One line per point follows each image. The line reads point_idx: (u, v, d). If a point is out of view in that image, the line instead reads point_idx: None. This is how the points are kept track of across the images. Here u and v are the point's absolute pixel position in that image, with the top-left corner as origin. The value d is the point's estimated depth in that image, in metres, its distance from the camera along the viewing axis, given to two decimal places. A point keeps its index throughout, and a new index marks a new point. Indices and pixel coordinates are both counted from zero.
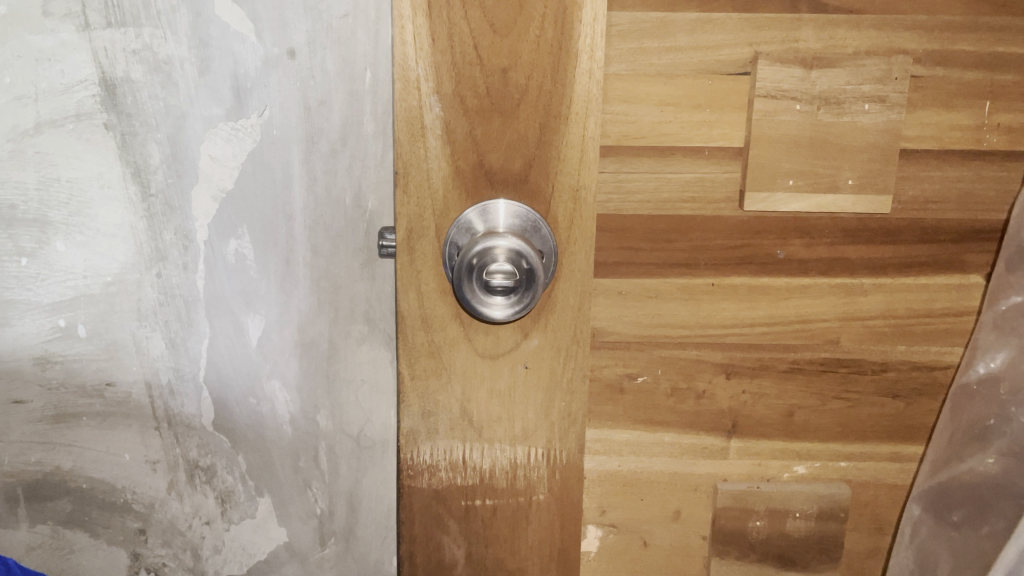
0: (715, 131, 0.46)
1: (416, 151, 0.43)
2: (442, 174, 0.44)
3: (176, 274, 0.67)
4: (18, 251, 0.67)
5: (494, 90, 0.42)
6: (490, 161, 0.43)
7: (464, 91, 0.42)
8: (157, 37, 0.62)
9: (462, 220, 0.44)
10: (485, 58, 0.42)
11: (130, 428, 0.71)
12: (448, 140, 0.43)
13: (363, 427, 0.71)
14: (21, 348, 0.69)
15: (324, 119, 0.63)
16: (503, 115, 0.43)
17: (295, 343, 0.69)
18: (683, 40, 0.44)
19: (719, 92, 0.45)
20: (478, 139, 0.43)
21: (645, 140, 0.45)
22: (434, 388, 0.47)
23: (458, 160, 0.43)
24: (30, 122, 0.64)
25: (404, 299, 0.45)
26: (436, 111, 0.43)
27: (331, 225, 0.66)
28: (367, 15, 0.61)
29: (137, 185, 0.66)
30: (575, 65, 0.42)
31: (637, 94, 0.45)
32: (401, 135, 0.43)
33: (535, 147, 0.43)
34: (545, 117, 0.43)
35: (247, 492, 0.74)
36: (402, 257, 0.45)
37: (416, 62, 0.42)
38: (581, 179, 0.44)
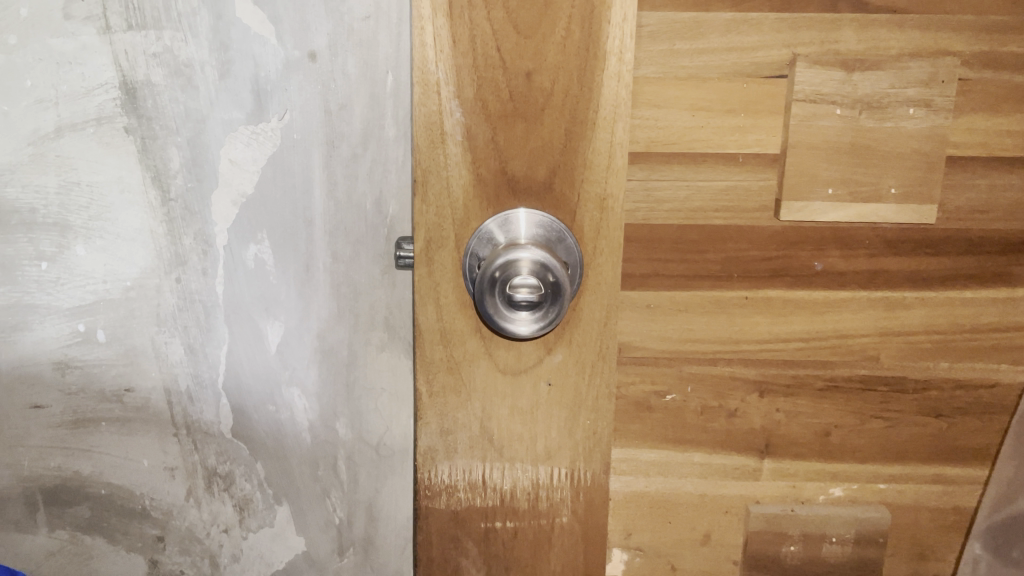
0: (749, 138, 0.43)
1: (436, 157, 0.42)
2: (463, 182, 0.42)
3: (195, 279, 0.66)
4: (38, 255, 0.67)
5: (518, 94, 0.41)
6: (513, 168, 0.42)
7: (485, 94, 0.41)
8: (178, 40, 0.61)
9: (483, 231, 0.43)
10: (508, 61, 0.40)
11: (149, 434, 0.71)
12: (470, 146, 0.42)
13: (383, 436, 0.70)
14: (41, 352, 0.69)
15: (345, 123, 0.62)
16: (527, 120, 0.41)
17: (314, 350, 0.67)
18: (716, 42, 0.42)
19: (754, 95, 0.43)
20: (500, 146, 0.42)
21: (676, 146, 0.43)
22: (454, 404, 0.46)
23: (480, 167, 0.42)
24: (50, 125, 0.64)
25: (422, 312, 0.44)
26: (456, 117, 0.41)
27: (352, 230, 0.65)
28: (389, 16, 0.60)
29: (157, 189, 0.65)
30: (602, 69, 0.40)
31: (666, 98, 0.43)
32: (420, 140, 0.42)
33: (560, 154, 0.42)
34: (571, 123, 0.41)
35: (265, 501, 0.72)
36: (420, 268, 0.43)
37: (436, 64, 0.40)
38: (609, 187, 0.42)
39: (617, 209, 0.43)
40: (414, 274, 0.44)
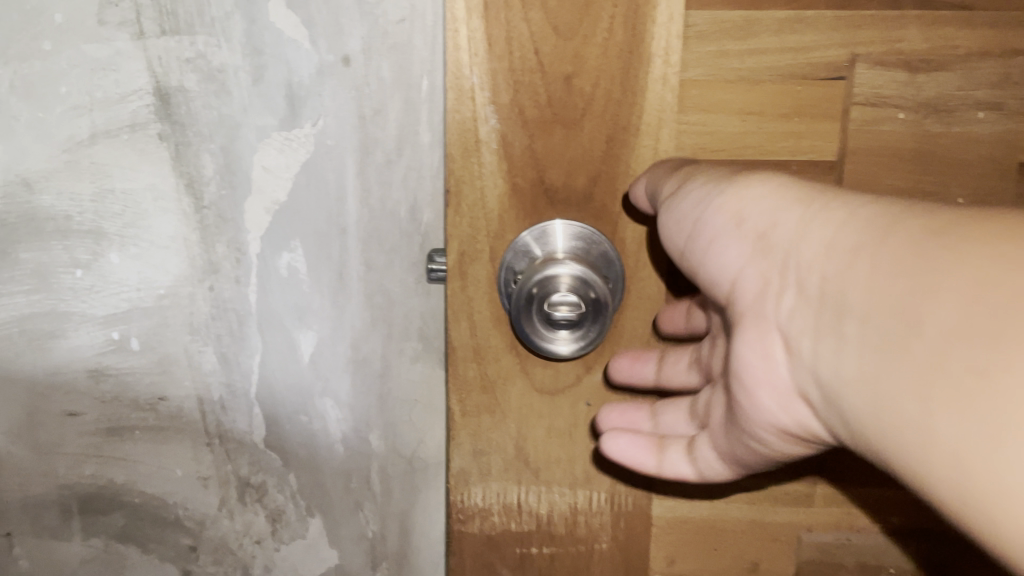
0: (803, 143, 0.44)
1: (470, 167, 0.43)
2: (499, 192, 0.43)
3: (228, 287, 0.66)
4: (73, 263, 0.67)
5: (559, 100, 0.42)
6: (550, 177, 0.43)
7: (525, 101, 0.42)
8: (211, 45, 0.60)
9: (519, 244, 0.44)
10: (545, 65, 0.41)
11: (182, 443, 0.70)
12: (506, 156, 0.43)
13: (417, 448, 0.68)
14: (76, 360, 0.69)
15: (379, 128, 0.60)
16: (566, 127, 0.42)
17: (348, 360, 0.66)
18: (768, 42, 0.42)
19: (809, 97, 0.43)
20: (537, 154, 0.43)
21: (725, 152, 0.44)
22: (487, 423, 0.47)
23: (517, 176, 0.43)
24: (85, 132, 0.63)
25: (456, 328, 0.46)
26: (492, 123, 0.42)
27: (386, 238, 0.63)
28: (425, 19, 0.58)
29: (191, 197, 0.64)
30: (648, 74, 0.42)
31: (716, 102, 0.43)
32: (454, 150, 0.43)
33: (601, 163, 0.43)
34: (612, 130, 0.43)
35: (298, 512, 0.71)
36: (454, 282, 0.45)
37: (471, 70, 0.41)
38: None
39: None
40: (448, 286, 0.45)
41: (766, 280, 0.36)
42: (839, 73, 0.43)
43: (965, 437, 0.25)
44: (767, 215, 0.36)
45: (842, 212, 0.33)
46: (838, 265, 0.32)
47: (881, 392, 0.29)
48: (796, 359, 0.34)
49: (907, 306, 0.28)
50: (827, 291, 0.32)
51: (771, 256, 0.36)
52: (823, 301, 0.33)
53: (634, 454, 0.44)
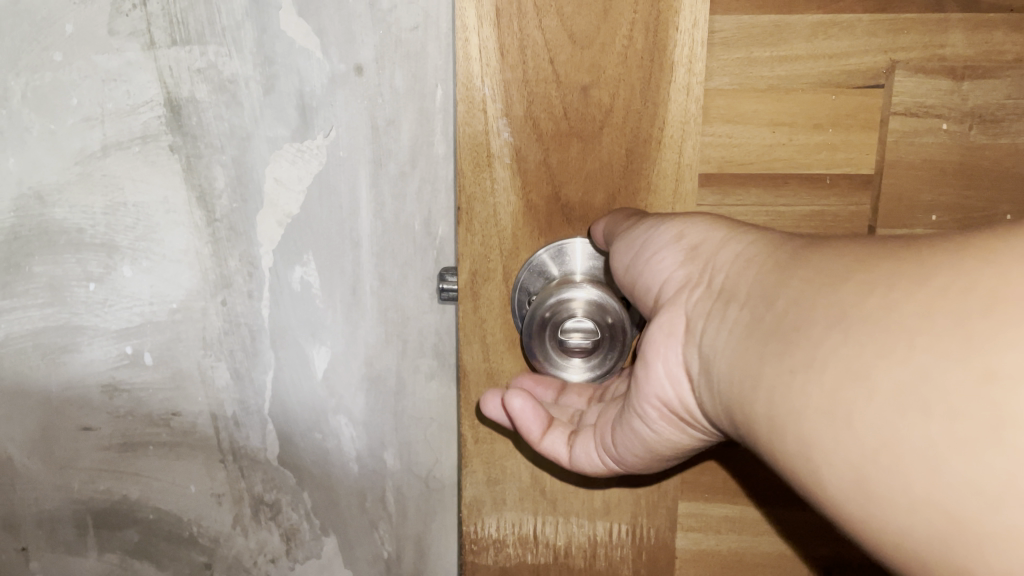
0: (838, 156, 0.42)
1: (482, 182, 0.43)
2: (512, 209, 0.43)
3: (241, 302, 0.64)
4: (86, 276, 0.66)
5: (575, 112, 0.41)
6: (566, 193, 0.42)
7: (538, 114, 0.41)
8: (222, 55, 0.59)
9: (534, 262, 0.44)
10: (561, 75, 0.40)
11: (196, 459, 0.69)
12: (520, 169, 0.42)
13: (432, 468, 0.66)
14: (90, 374, 0.68)
15: (392, 139, 0.59)
16: (582, 140, 0.41)
17: (362, 377, 0.64)
18: (801, 47, 0.40)
19: (844, 107, 0.41)
20: (553, 168, 0.42)
21: (753, 166, 0.42)
22: (501, 449, 0.47)
23: (531, 192, 0.43)
24: (97, 144, 0.62)
25: (467, 350, 0.46)
26: (505, 136, 0.42)
27: (399, 251, 0.61)
28: (439, 26, 0.56)
29: (202, 209, 0.63)
30: (670, 82, 0.40)
31: (744, 113, 0.41)
32: (465, 164, 0.42)
33: (620, 176, 0.42)
34: (631, 143, 0.41)
35: (312, 531, 0.69)
36: (466, 303, 0.45)
37: (482, 80, 0.40)
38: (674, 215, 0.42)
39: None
40: (461, 307, 0.45)
41: (682, 282, 0.34)
42: (876, 81, 0.41)
43: (831, 417, 0.23)
44: (696, 230, 0.35)
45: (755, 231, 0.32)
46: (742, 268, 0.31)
47: (755, 379, 0.27)
48: (691, 345, 0.33)
49: (789, 294, 0.27)
50: (726, 292, 0.31)
51: (689, 262, 0.34)
52: (721, 298, 0.31)
53: (528, 415, 0.41)
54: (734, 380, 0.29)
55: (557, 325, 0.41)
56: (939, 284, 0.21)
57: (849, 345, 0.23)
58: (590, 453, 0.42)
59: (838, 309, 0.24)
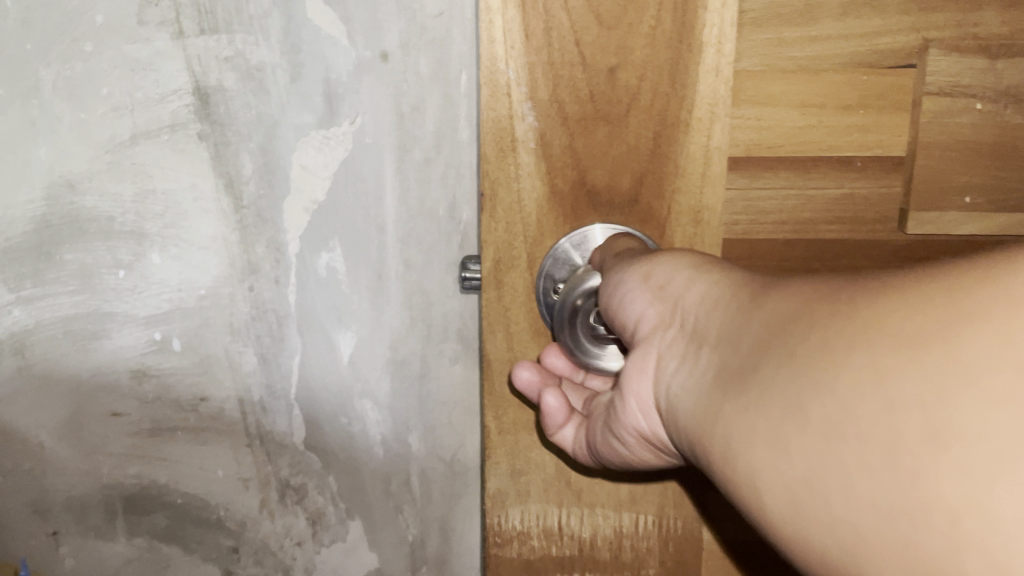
0: (868, 138, 0.43)
1: (506, 167, 0.44)
2: (536, 194, 0.44)
3: (268, 288, 0.65)
4: (116, 263, 0.67)
5: (604, 96, 0.42)
6: (592, 178, 0.44)
7: (566, 99, 0.43)
8: (250, 43, 0.60)
9: (558, 251, 0.45)
10: (587, 57, 0.42)
11: (223, 444, 0.70)
12: (544, 154, 0.44)
13: (457, 451, 0.67)
14: (119, 360, 0.69)
15: (417, 125, 0.59)
16: (609, 123, 0.43)
17: (387, 361, 0.65)
18: (829, 27, 0.41)
19: (873, 88, 0.42)
20: (579, 152, 0.44)
21: (782, 149, 0.43)
22: (524, 441, 0.49)
23: (558, 177, 0.44)
24: (126, 132, 0.64)
25: (491, 340, 0.48)
26: (529, 121, 0.43)
27: (424, 236, 0.62)
28: (463, 12, 0.57)
29: (230, 196, 0.64)
30: (698, 64, 0.42)
31: (772, 95, 0.42)
32: (489, 149, 0.44)
33: (648, 161, 0.44)
34: (658, 126, 0.43)
35: (338, 515, 0.70)
36: (490, 292, 0.47)
37: (506, 62, 0.42)
38: (701, 198, 0.44)
39: (712, 222, 0.45)
40: (484, 298, 0.47)
41: (655, 319, 0.34)
42: (908, 61, 0.42)
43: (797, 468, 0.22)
44: (663, 269, 0.34)
45: (720, 270, 0.32)
46: (711, 310, 0.30)
47: (723, 424, 0.26)
48: (661, 384, 0.33)
49: (754, 340, 0.26)
50: (698, 332, 0.30)
51: (659, 302, 0.34)
52: (693, 339, 0.31)
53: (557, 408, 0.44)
54: (703, 425, 0.28)
55: (588, 313, 0.43)
56: (897, 334, 0.20)
57: (817, 403, 0.22)
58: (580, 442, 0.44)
59: (806, 355, 0.23)
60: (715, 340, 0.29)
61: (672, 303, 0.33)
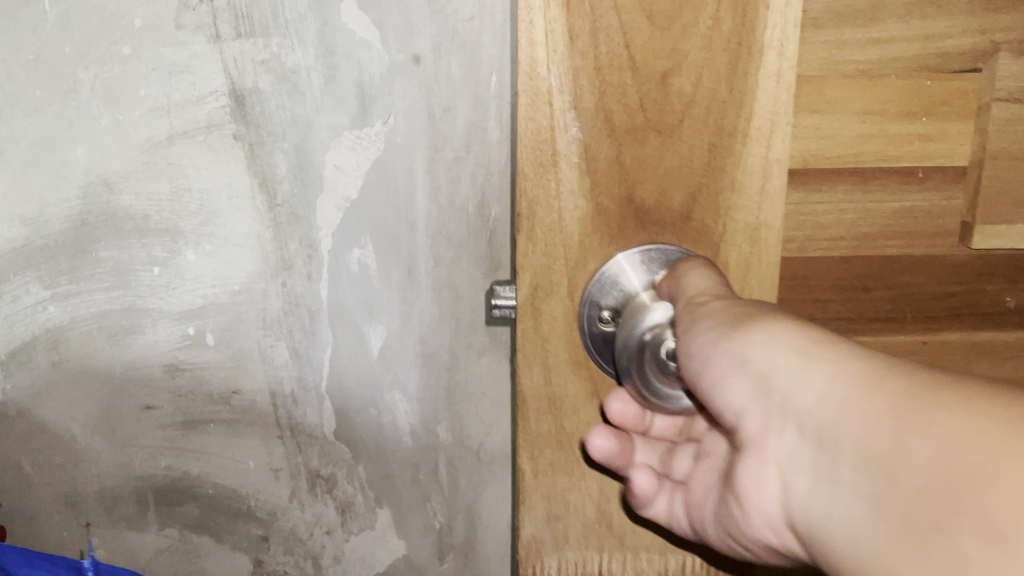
0: (930, 146, 0.39)
1: (544, 184, 0.37)
2: (579, 213, 0.37)
3: (301, 283, 0.67)
4: (151, 260, 0.69)
5: (656, 101, 0.35)
6: (640, 195, 0.37)
7: (611, 106, 0.35)
8: (285, 46, 0.62)
9: (606, 276, 0.38)
10: (638, 62, 0.34)
11: (255, 436, 0.72)
12: (586, 169, 0.36)
13: (484, 441, 0.69)
14: (153, 354, 0.71)
15: (448, 125, 0.62)
16: (661, 134, 0.36)
17: (416, 354, 0.67)
18: (893, 28, 0.37)
19: (938, 93, 0.38)
20: (625, 166, 0.36)
21: (839, 159, 0.38)
22: (564, 483, 0.42)
23: (601, 194, 0.37)
24: (163, 133, 0.65)
25: (526, 375, 0.40)
26: (573, 132, 0.36)
27: (454, 233, 0.64)
28: (494, 16, 0.60)
29: (264, 195, 0.66)
30: (759, 67, 0.35)
31: (833, 103, 0.37)
32: (525, 164, 0.37)
33: (702, 174, 0.36)
34: (716, 136, 0.36)
35: (367, 504, 0.72)
36: (525, 321, 0.40)
37: (547, 68, 0.35)
38: (761, 213, 0.37)
39: (769, 240, 0.38)
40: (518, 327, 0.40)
41: (762, 417, 0.29)
42: (975, 64, 0.38)
43: None
44: (761, 351, 0.29)
45: (837, 355, 0.26)
46: (837, 420, 0.25)
47: None
48: (791, 500, 0.28)
49: (916, 481, 0.22)
50: (829, 447, 0.25)
51: (763, 396, 0.29)
52: (824, 453, 0.26)
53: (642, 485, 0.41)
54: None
55: (656, 354, 0.37)
56: None
57: None
58: (678, 510, 0.41)
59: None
60: (855, 458, 0.24)
61: (782, 402, 0.28)
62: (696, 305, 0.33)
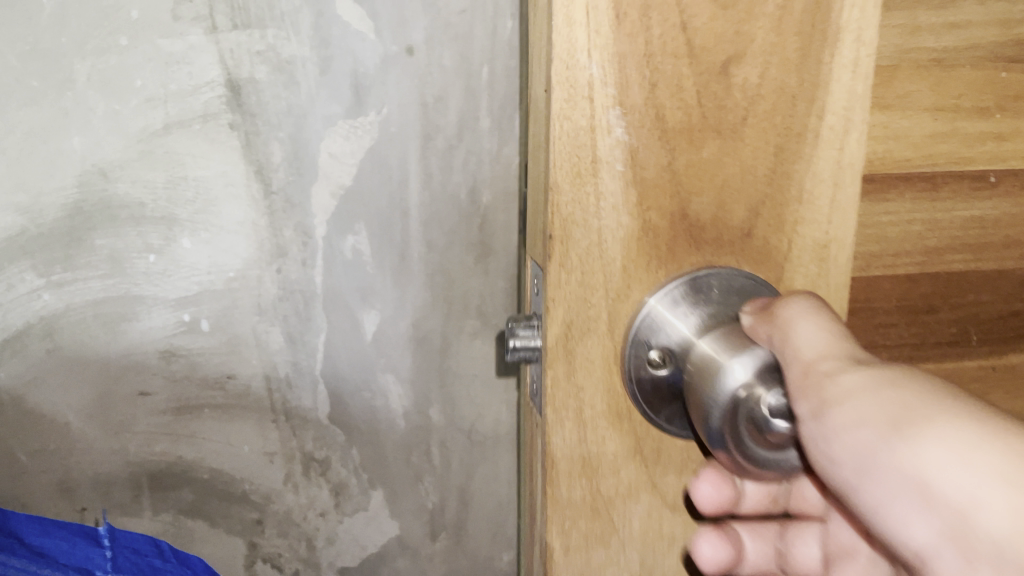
0: (1002, 148, 0.38)
1: (582, 198, 0.33)
2: (620, 232, 0.33)
3: (295, 269, 0.69)
4: (147, 248, 0.69)
5: (717, 95, 0.32)
6: (696, 209, 0.34)
7: (666, 102, 0.32)
8: (281, 38, 0.63)
9: (647, 317, 0.34)
10: (695, 45, 0.31)
11: (250, 420, 0.73)
12: (630, 175, 0.33)
13: (475, 422, 0.73)
14: (148, 341, 0.72)
15: (441, 115, 0.64)
16: (720, 135, 0.33)
17: (409, 337, 0.70)
18: (972, 12, 0.35)
19: (1012, 84, 0.37)
20: (677, 172, 0.33)
21: (910, 161, 0.37)
22: (599, 558, 0.37)
23: (648, 208, 0.33)
24: (159, 122, 0.66)
25: (558, 431, 0.36)
26: (616, 135, 0.32)
27: (446, 220, 0.67)
28: (485, 10, 0.62)
29: (259, 183, 0.67)
30: (834, 56, 0.33)
31: (910, 94, 0.35)
32: (561, 175, 0.32)
33: (767, 183, 0.34)
34: (782, 139, 0.33)
35: (361, 486, 0.75)
36: (557, 366, 0.35)
37: (588, 57, 0.31)
38: (827, 223, 0.36)
39: (838, 258, 0.37)
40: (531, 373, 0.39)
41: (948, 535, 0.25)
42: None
43: None
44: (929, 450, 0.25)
45: (1003, 452, 0.24)
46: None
47: None
48: None
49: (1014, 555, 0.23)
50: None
51: (962, 540, 0.25)
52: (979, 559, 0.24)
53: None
54: None
55: (754, 414, 0.30)
56: None
57: None
58: None
59: None
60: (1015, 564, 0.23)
61: (954, 515, 0.25)
62: (825, 378, 0.29)
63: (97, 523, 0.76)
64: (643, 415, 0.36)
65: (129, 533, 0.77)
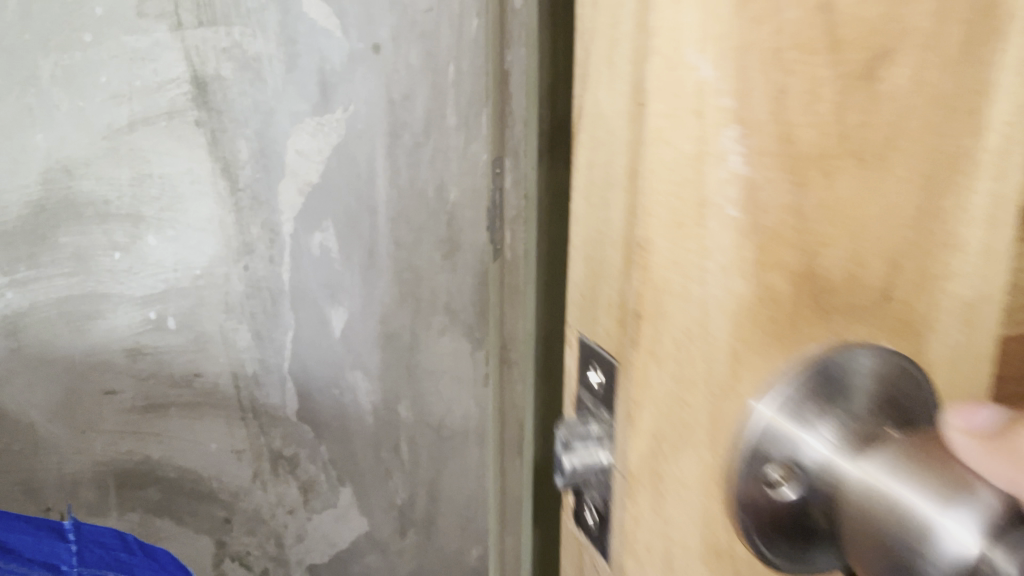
0: None
1: (681, 256, 0.19)
2: (733, 305, 0.19)
3: (262, 267, 0.69)
4: (112, 246, 0.68)
5: (861, 110, 0.18)
6: (828, 268, 0.19)
7: (797, 121, 0.18)
8: (247, 35, 0.63)
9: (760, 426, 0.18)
10: (838, 34, 0.17)
11: (218, 418, 0.73)
12: (751, 223, 0.18)
13: (444, 417, 0.73)
14: (114, 340, 0.71)
15: (408, 113, 0.65)
16: (863, 165, 0.19)
17: (377, 334, 0.70)
18: None
19: None
20: (807, 217, 0.18)
21: None
22: None
23: (772, 277, 0.18)
24: (124, 120, 0.65)
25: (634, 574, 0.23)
26: (732, 164, 0.18)
27: (414, 217, 0.68)
28: (451, 7, 0.63)
29: (226, 180, 0.67)
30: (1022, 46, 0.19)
31: None
32: (655, 225, 0.20)
33: (916, 232, 0.20)
34: (936, 165, 0.19)
35: (330, 482, 0.75)
36: (640, 494, 0.22)
37: (703, 60, 0.18)
38: (981, 280, 0.20)
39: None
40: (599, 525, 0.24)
41: None
42: None
43: None
44: None
45: None
46: None
47: None
48: None
49: None
50: None
51: None
52: None
53: None
54: None
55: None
56: None
57: None
58: None
59: None
60: None
61: None
62: None
63: (62, 517, 0.75)
64: (753, 552, 0.19)
65: (96, 526, 0.76)
